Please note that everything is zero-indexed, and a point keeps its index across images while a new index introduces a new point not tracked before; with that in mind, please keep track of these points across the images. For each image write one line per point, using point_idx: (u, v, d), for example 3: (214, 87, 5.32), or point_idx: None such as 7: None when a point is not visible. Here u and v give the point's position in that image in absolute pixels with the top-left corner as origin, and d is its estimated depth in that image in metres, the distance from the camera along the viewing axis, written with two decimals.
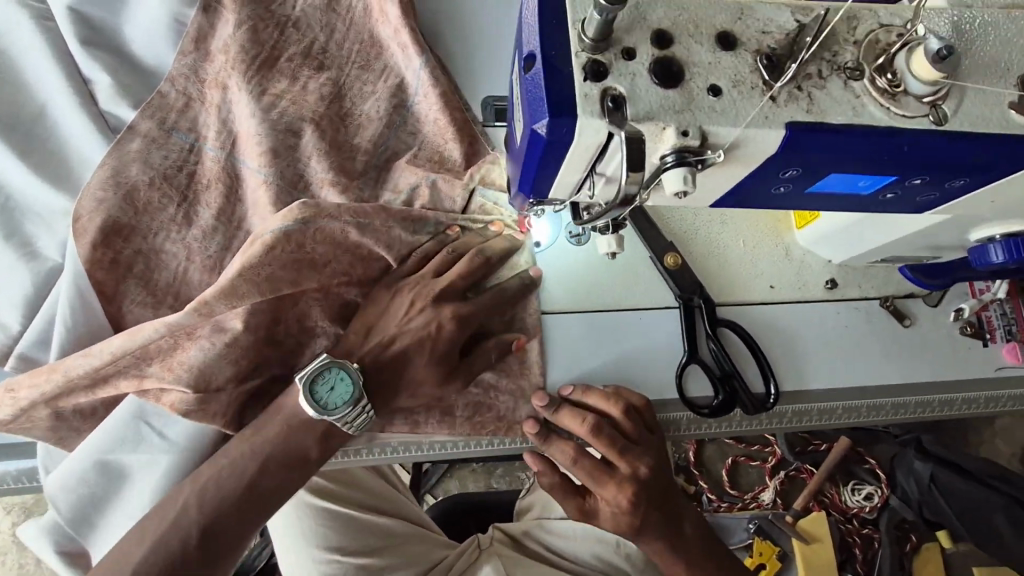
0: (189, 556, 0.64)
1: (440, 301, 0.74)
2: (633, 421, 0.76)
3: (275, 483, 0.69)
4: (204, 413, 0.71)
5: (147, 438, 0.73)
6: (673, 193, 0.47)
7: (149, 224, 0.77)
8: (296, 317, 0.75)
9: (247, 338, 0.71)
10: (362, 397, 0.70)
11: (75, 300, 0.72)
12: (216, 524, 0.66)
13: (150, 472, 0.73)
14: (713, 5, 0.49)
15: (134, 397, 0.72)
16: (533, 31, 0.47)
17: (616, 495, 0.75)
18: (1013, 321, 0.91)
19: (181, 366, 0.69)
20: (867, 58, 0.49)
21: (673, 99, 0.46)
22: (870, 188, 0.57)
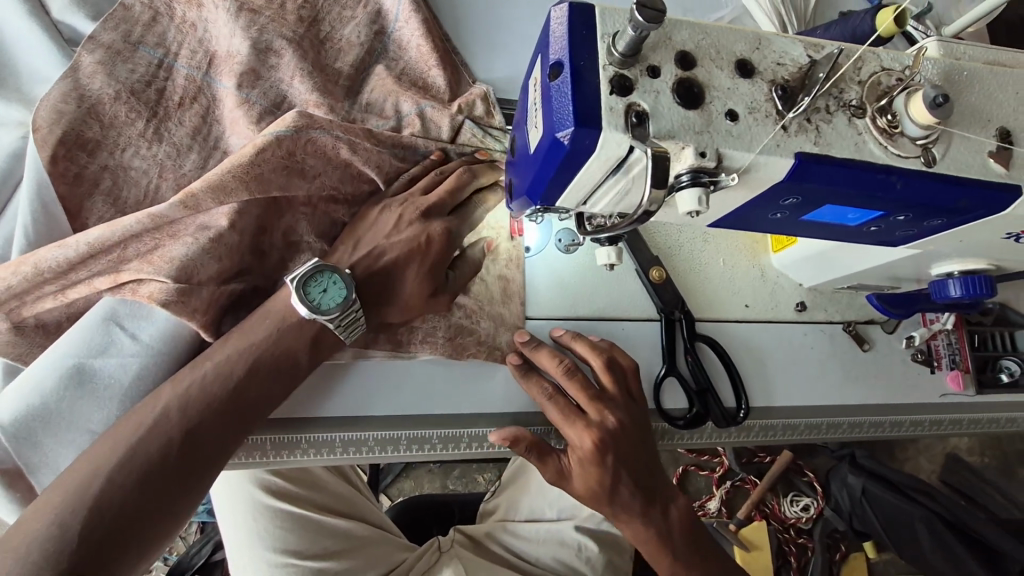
0: (169, 463, 0.57)
1: (428, 216, 0.72)
2: (614, 376, 0.76)
3: (264, 389, 0.64)
4: (185, 308, 0.63)
5: (116, 343, 0.63)
6: (686, 212, 0.49)
7: (117, 139, 0.71)
8: (282, 231, 0.71)
9: (234, 239, 0.66)
10: (354, 297, 0.66)
11: (38, 209, 0.67)
12: (200, 430, 0.60)
13: (113, 383, 0.63)
14: (734, 34, 0.50)
15: (110, 297, 0.64)
16: (561, 39, 0.47)
17: (581, 437, 0.72)
18: (957, 351, 0.97)
19: (163, 259, 0.62)
20: (870, 98, 0.52)
21: (693, 120, 0.47)
22: (858, 220, 0.60)
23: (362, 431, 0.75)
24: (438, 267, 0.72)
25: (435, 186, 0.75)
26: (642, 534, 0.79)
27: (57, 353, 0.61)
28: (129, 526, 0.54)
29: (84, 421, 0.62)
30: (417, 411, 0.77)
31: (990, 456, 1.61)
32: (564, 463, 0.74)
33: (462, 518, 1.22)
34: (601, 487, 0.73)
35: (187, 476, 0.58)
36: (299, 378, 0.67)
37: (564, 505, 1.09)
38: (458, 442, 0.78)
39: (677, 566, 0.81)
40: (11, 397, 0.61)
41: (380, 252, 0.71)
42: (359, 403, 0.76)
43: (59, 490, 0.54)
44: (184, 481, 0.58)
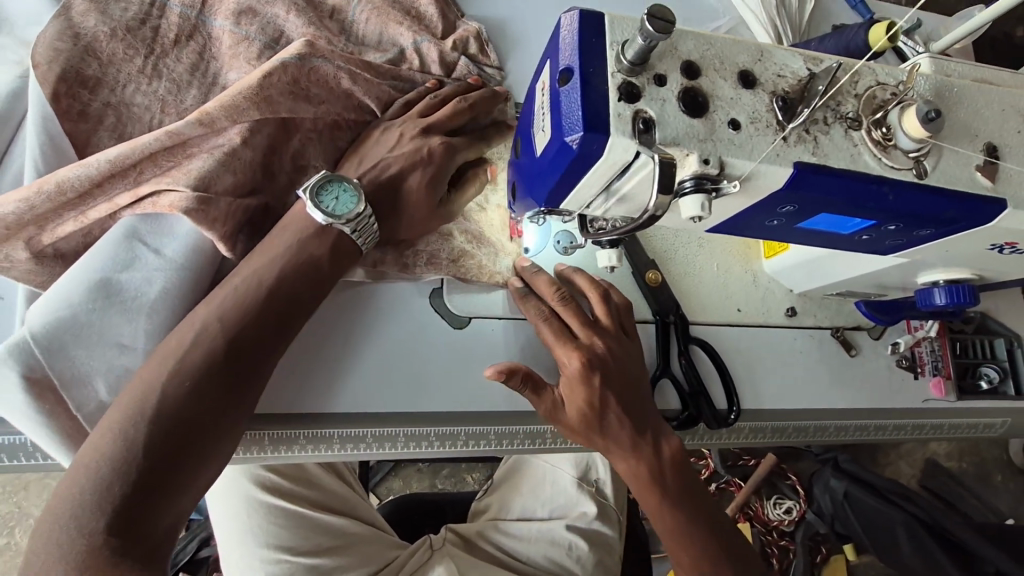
0: (213, 380, 0.58)
1: (428, 133, 0.74)
2: (608, 308, 0.78)
3: (297, 294, 0.64)
4: (206, 217, 0.65)
5: (140, 259, 0.65)
6: (689, 217, 0.50)
7: (116, 76, 0.72)
8: (291, 156, 0.73)
9: (248, 155, 0.68)
10: (366, 210, 0.67)
11: (45, 142, 0.68)
12: (238, 342, 0.60)
13: (138, 296, 0.64)
14: (736, 45, 0.52)
15: (130, 216, 0.66)
16: (572, 45, 0.48)
17: (569, 357, 0.73)
18: (940, 358, 1.00)
19: (184, 172, 0.65)
20: (866, 110, 0.54)
21: (697, 128, 0.48)
22: (851, 229, 0.61)
23: (360, 428, 0.75)
24: (438, 181, 0.74)
25: (432, 110, 0.77)
26: (634, 468, 0.77)
27: (81, 269, 0.63)
28: (187, 440, 0.56)
29: (112, 335, 0.63)
30: (417, 408, 0.76)
31: (968, 461, 1.65)
32: (558, 393, 0.75)
33: (454, 516, 1.23)
34: (598, 418, 0.74)
35: (232, 391, 0.59)
36: (326, 289, 0.67)
37: (557, 504, 1.11)
38: (456, 439, 0.79)
39: (672, 513, 0.78)
40: (36, 311, 0.61)
41: (383, 164, 0.72)
42: (359, 399, 0.75)
43: (114, 413, 0.55)
44: (236, 390, 0.59)
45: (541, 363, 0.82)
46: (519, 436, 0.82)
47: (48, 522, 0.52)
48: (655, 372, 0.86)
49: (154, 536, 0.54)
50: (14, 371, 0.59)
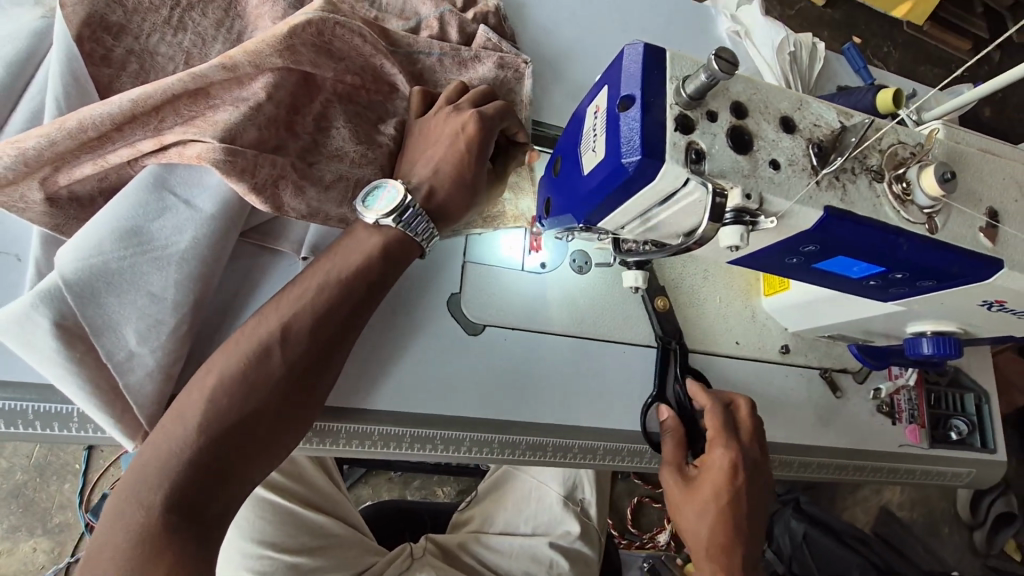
0: (272, 387, 0.62)
1: (458, 112, 0.73)
2: (750, 420, 0.81)
3: (382, 274, 0.69)
4: (233, 167, 0.65)
5: (171, 209, 0.67)
6: (727, 246, 0.54)
7: (141, 25, 0.73)
8: (315, 116, 0.74)
9: (271, 109, 0.69)
10: (410, 201, 0.68)
11: (69, 80, 0.67)
12: (295, 347, 0.64)
13: (170, 244, 0.67)
14: (779, 93, 0.56)
15: (155, 164, 0.67)
16: (634, 75, 0.51)
17: (721, 459, 0.78)
18: (916, 406, 1.07)
19: (211, 124, 0.66)
20: (889, 165, 0.58)
21: (743, 164, 0.52)
22: (860, 273, 0.66)
23: (369, 425, 0.76)
24: (478, 155, 0.72)
25: (460, 96, 0.76)
26: (697, 536, 0.78)
27: (112, 215, 0.65)
28: (248, 441, 0.61)
29: (142, 284, 0.65)
30: (421, 410, 0.78)
31: (918, 512, 1.72)
32: (693, 473, 0.80)
33: (432, 526, 1.22)
34: (719, 485, 0.78)
35: (290, 399, 0.63)
36: (377, 300, 0.69)
37: (540, 521, 1.11)
38: (460, 445, 0.79)
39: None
40: (69, 254, 0.63)
41: (428, 159, 0.72)
42: (372, 395, 0.77)
43: (185, 407, 0.60)
44: (315, 357, 0.65)
45: (547, 367, 0.84)
46: (520, 447, 0.81)
47: (119, 496, 0.57)
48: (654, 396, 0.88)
49: (211, 516, 0.58)
50: (45, 318, 0.61)
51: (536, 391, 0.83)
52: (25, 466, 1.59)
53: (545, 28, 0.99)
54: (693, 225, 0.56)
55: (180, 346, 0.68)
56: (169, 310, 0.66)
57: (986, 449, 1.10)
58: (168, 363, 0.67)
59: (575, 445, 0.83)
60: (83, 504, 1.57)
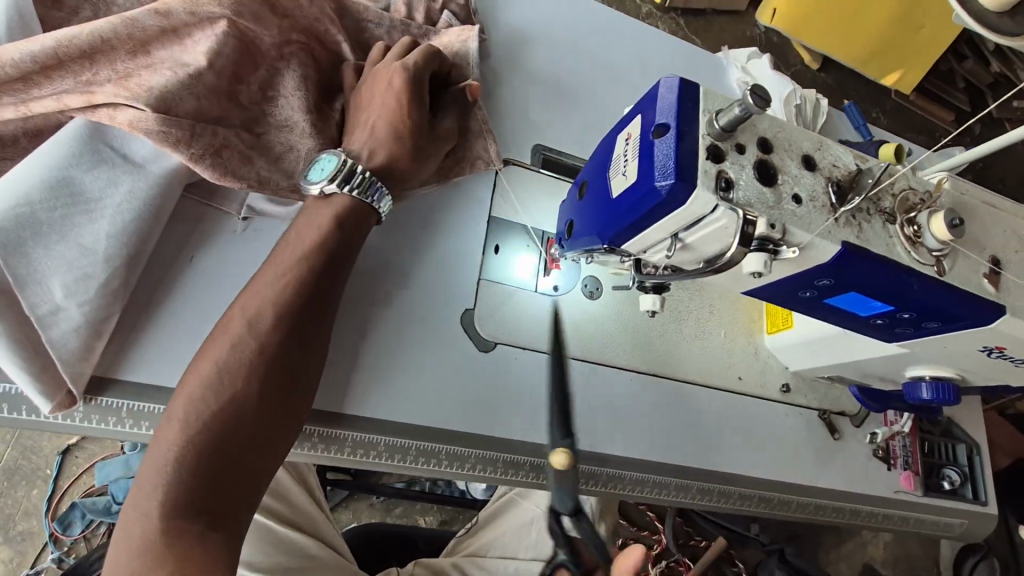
0: (247, 372, 0.64)
1: (384, 69, 0.78)
2: None
3: (342, 244, 0.73)
4: (167, 138, 0.66)
5: (107, 163, 0.66)
6: (749, 272, 0.56)
7: None
8: (259, 84, 0.75)
9: (211, 79, 0.69)
10: (352, 164, 0.73)
11: (15, 19, 0.67)
12: (264, 325, 0.66)
13: (106, 197, 0.66)
14: (801, 133, 0.59)
15: (84, 117, 0.66)
16: (669, 106, 0.54)
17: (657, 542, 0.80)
18: (910, 453, 1.08)
19: (140, 86, 0.65)
20: (900, 209, 0.61)
21: (768, 196, 0.54)
22: (869, 311, 0.68)
23: (377, 434, 0.75)
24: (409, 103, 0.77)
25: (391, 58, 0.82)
26: None
27: (41, 165, 0.63)
28: (237, 440, 0.62)
29: (74, 236, 0.63)
30: (426, 422, 0.77)
31: (901, 570, 1.71)
32: None
33: (427, 549, 1.18)
34: None
35: (267, 383, 0.64)
36: (339, 272, 0.73)
37: (532, 550, 1.09)
38: (464, 462, 0.78)
39: None
40: None
41: (364, 122, 0.77)
42: (377, 403, 0.76)
43: (172, 412, 0.62)
44: (284, 342, 0.66)
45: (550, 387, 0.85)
46: (524, 467, 0.81)
47: (128, 509, 0.59)
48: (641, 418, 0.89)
49: (228, 508, 0.60)
50: None
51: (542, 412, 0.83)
52: None
53: (554, 54, 1.02)
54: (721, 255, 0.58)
55: (112, 302, 0.65)
56: (100, 264, 0.64)
57: (977, 501, 1.11)
58: (97, 320, 0.64)
59: (579, 469, 0.83)
60: (49, 512, 1.53)
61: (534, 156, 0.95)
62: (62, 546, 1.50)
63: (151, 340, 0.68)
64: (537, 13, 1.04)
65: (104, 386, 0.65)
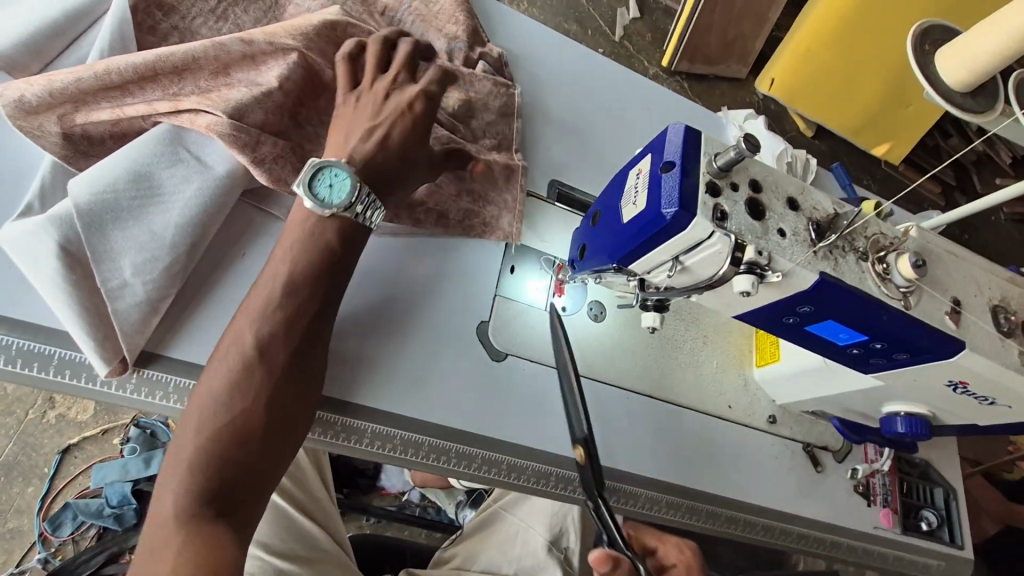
0: (249, 371, 0.68)
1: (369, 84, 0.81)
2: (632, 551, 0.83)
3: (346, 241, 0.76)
4: (237, 141, 0.76)
5: (181, 162, 0.76)
6: (740, 291, 0.64)
7: (189, 9, 0.86)
8: (315, 110, 0.85)
9: (279, 97, 0.80)
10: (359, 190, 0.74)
11: (117, 39, 0.79)
12: (267, 324, 0.70)
13: (177, 191, 0.75)
14: (787, 179, 0.69)
15: (169, 122, 0.77)
16: (676, 147, 0.64)
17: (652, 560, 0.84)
18: (889, 491, 1.13)
19: (222, 98, 0.76)
20: (872, 249, 0.70)
21: (757, 228, 0.63)
22: (845, 341, 0.76)
23: (394, 427, 0.81)
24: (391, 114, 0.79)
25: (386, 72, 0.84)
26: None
27: (128, 161, 0.74)
28: (245, 428, 0.66)
29: (146, 223, 0.73)
30: (438, 419, 0.84)
31: None
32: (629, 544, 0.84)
33: (414, 562, 1.21)
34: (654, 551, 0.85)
35: (268, 382, 0.68)
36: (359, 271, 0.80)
37: (521, 565, 1.12)
38: (473, 462, 0.84)
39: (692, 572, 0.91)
40: (84, 185, 0.71)
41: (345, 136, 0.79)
42: (396, 400, 0.83)
43: (190, 411, 0.67)
44: (282, 341, 0.70)
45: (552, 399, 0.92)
46: (525, 471, 0.87)
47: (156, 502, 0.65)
48: (636, 435, 0.96)
49: (239, 498, 0.65)
50: (52, 239, 0.69)
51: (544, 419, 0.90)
52: None
53: (573, 104, 1.14)
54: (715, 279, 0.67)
55: (169, 284, 0.74)
56: (165, 249, 0.74)
57: (954, 544, 1.15)
58: (155, 298, 0.73)
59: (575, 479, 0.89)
60: (41, 512, 1.51)
61: (549, 190, 1.04)
62: (50, 549, 1.48)
63: (195, 324, 0.77)
64: (559, 67, 1.16)
65: (153, 360, 0.74)
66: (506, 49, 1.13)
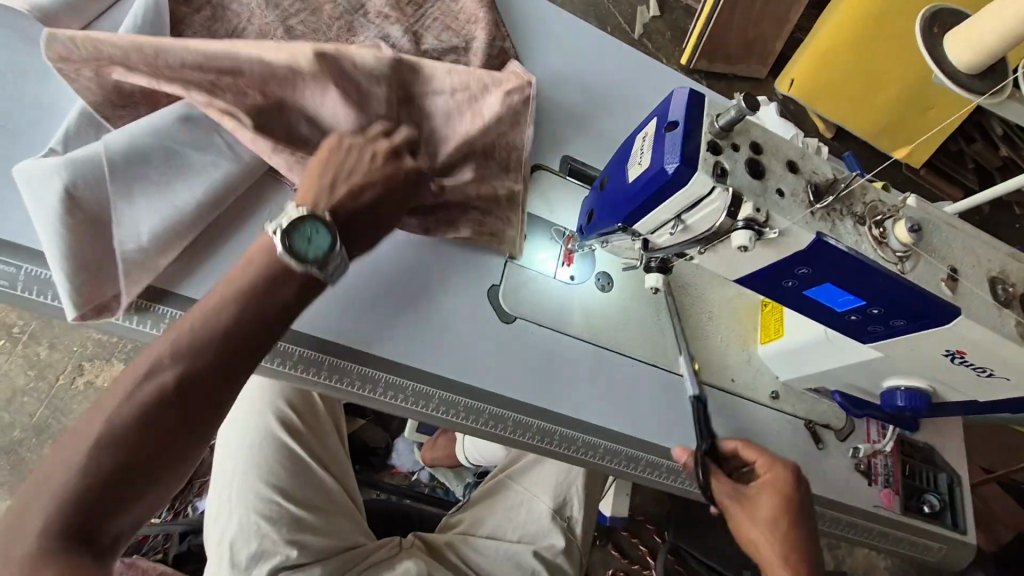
0: (167, 397, 0.58)
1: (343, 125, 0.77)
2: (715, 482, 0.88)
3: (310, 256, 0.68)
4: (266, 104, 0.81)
5: (207, 144, 0.82)
6: (738, 245, 0.67)
7: None
8: None
9: None
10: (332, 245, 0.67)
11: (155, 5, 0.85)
12: (199, 343, 0.60)
13: (195, 168, 0.82)
14: (788, 144, 0.72)
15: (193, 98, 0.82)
16: (680, 108, 0.67)
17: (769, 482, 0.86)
18: (888, 472, 1.14)
19: None
20: (870, 215, 0.73)
21: (756, 186, 0.66)
22: (844, 305, 0.78)
23: (406, 378, 0.86)
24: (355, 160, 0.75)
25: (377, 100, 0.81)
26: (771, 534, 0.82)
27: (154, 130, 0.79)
28: (144, 464, 0.56)
29: (165, 193, 0.80)
30: (446, 374, 0.88)
31: None
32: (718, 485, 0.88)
33: (421, 528, 1.25)
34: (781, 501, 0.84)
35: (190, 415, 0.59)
36: None
37: (526, 530, 1.16)
38: (480, 416, 0.89)
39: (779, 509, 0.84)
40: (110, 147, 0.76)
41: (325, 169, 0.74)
42: (407, 353, 0.87)
43: (86, 424, 0.56)
44: (225, 367, 0.61)
45: (557, 361, 0.95)
46: (530, 428, 0.90)
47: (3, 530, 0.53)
48: (639, 402, 0.98)
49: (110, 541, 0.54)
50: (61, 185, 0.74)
51: (550, 381, 0.93)
52: (24, 424, 1.61)
53: (586, 86, 1.18)
54: (715, 238, 0.70)
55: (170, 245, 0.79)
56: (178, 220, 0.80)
57: (957, 530, 1.15)
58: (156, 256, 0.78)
59: (579, 438, 0.93)
60: None
61: (562, 166, 1.08)
62: None
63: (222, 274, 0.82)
64: (574, 52, 1.20)
65: (163, 297, 0.81)
66: (525, 32, 1.18)
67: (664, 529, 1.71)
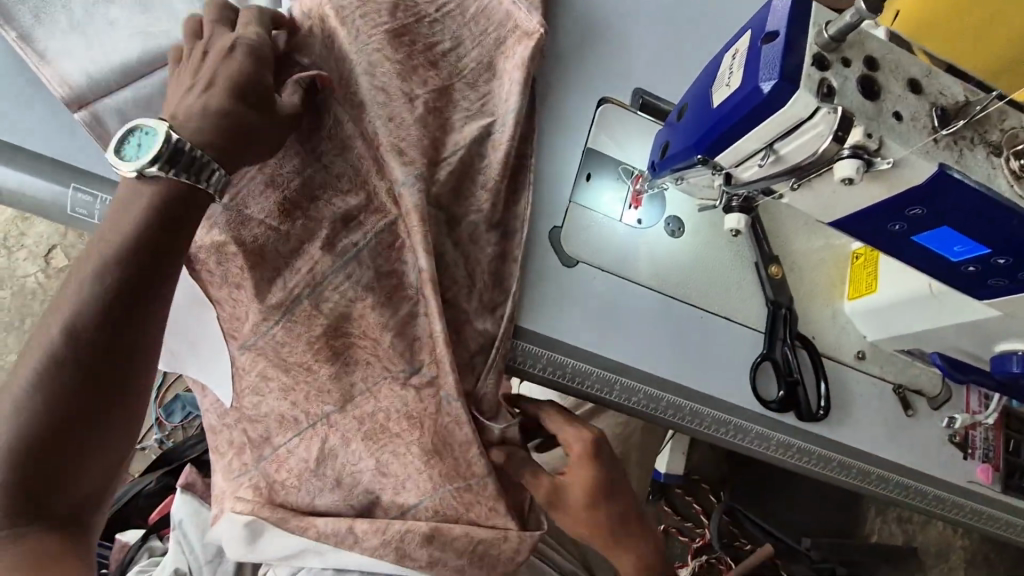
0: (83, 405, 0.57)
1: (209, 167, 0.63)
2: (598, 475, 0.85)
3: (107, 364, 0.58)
4: None
5: None
6: (840, 178, 0.59)
7: None
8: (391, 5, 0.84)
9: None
10: None
11: None
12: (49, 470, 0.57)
13: None
14: (912, 58, 0.61)
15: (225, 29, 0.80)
16: (782, 15, 0.58)
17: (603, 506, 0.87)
18: (990, 446, 1.02)
19: None
20: (1010, 143, 0.61)
21: (868, 108, 0.57)
22: (961, 254, 0.67)
23: None
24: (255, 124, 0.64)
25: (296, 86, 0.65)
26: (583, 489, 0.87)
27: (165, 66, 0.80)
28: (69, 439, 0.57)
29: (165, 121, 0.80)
30: None
31: None
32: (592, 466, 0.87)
33: None
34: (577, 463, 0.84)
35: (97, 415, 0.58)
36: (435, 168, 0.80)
37: None
38: (536, 360, 0.85)
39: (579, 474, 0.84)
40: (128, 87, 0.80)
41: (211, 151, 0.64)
42: None
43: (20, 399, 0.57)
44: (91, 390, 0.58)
45: (620, 309, 0.89)
46: (589, 376, 0.87)
47: None
48: (708, 355, 0.91)
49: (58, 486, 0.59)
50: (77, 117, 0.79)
51: (612, 330, 0.88)
52: None
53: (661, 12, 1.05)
54: (812, 171, 0.62)
55: None
56: None
57: None
58: None
59: (642, 391, 0.88)
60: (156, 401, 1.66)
61: (632, 101, 0.99)
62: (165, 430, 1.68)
63: None
64: None
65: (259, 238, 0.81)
66: None
67: (719, 492, 1.65)
